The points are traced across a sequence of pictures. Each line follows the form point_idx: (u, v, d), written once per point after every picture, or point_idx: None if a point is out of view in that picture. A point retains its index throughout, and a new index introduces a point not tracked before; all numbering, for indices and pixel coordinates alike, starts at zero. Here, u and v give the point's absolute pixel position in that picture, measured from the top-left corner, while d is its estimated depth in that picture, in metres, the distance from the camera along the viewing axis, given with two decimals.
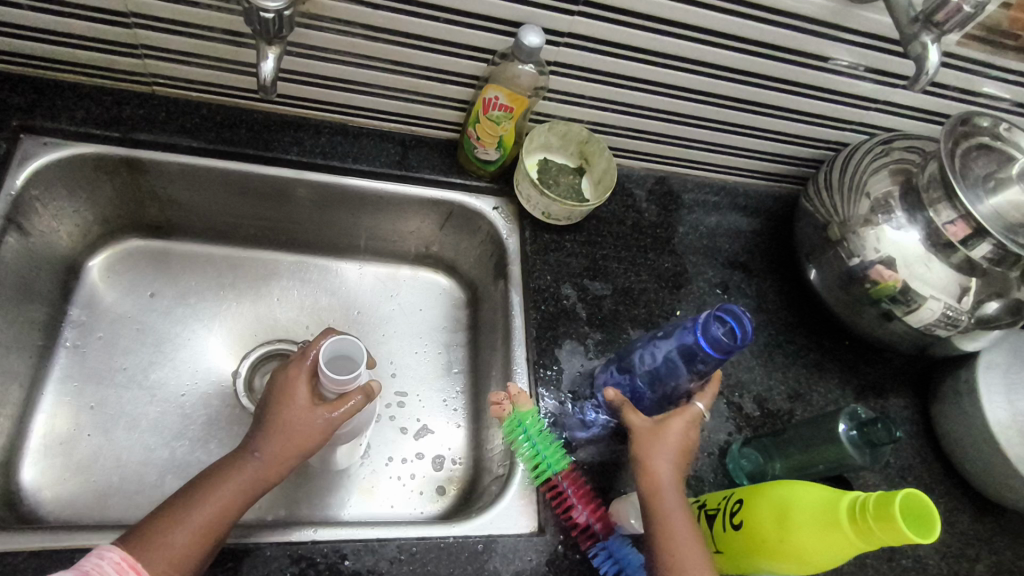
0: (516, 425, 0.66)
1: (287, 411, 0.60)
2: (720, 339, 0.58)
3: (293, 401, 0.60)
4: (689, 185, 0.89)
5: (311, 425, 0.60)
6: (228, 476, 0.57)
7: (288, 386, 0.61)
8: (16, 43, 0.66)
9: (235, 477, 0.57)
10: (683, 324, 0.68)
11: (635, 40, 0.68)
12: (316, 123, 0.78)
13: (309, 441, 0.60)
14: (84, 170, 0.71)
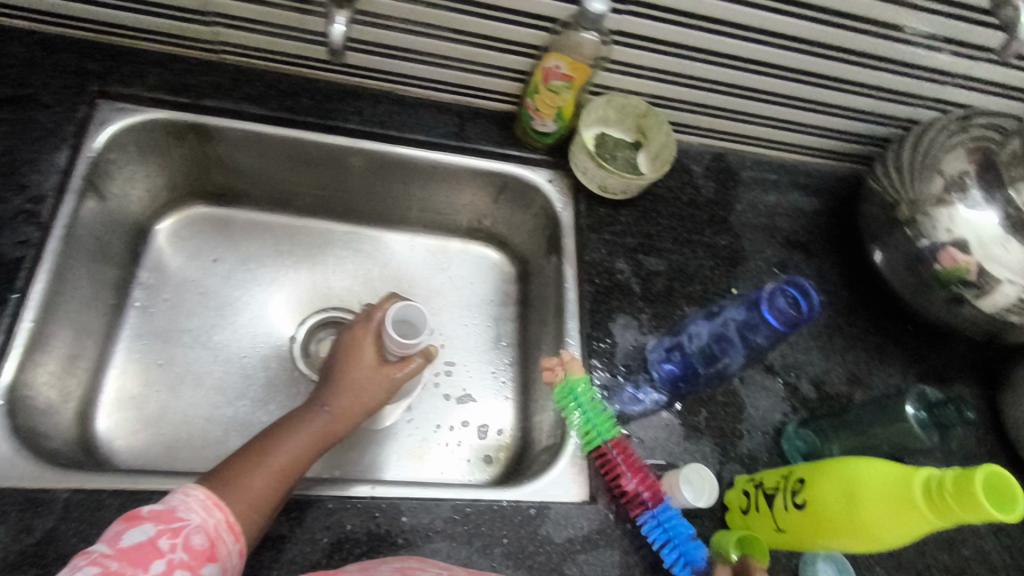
0: (569, 394, 0.66)
1: (357, 369, 0.64)
2: (786, 310, 0.59)
3: (361, 360, 0.65)
4: (748, 162, 0.86)
5: (378, 380, 0.64)
6: (301, 426, 0.59)
7: (356, 347, 0.66)
8: (95, 10, 0.68)
9: (307, 428, 0.59)
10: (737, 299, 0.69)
11: (702, 9, 0.66)
12: (376, 93, 0.78)
13: (375, 397, 0.64)
14: (155, 134, 0.73)
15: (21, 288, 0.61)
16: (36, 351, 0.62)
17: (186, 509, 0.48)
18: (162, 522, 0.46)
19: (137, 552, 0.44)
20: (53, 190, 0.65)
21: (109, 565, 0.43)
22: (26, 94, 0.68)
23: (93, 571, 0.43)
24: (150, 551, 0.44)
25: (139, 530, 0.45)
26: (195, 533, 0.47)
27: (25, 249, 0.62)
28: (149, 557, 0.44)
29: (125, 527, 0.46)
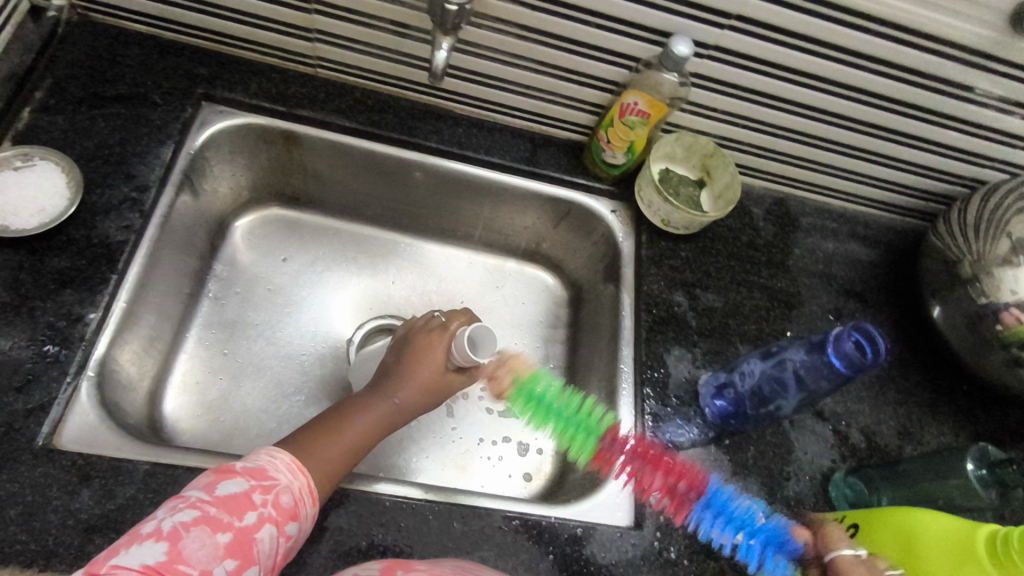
0: (524, 393, 0.69)
1: (422, 368, 0.66)
2: (852, 354, 0.60)
3: (428, 359, 0.66)
4: (808, 209, 0.88)
5: (441, 383, 0.66)
6: (363, 413, 0.61)
7: (424, 345, 0.67)
8: (209, 20, 0.74)
9: (369, 416, 0.61)
10: (798, 344, 0.70)
11: (781, 58, 0.68)
12: (455, 115, 0.82)
13: (433, 398, 0.66)
14: (249, 137, 0.78)
15: (121, 269, 0.65)
16: (125, 329, 0.66)
17: (274, 468, 0.50)
18: (254, 477, 0.48)
19: (233, 502, 0.46)
20: (156, 181, 0.69)
21: (208, 511, 0.45)
22: (140, 92, 0.73)
23: (193, 514, 0.45)
24: (244, 503, 0.46)
25: (234, 482, 0.47)
26: (283, 492, 0.49)
27: (128, 233, 0.66)
28: (244, 507, 0.46)
29: (220, 477, 0.48)
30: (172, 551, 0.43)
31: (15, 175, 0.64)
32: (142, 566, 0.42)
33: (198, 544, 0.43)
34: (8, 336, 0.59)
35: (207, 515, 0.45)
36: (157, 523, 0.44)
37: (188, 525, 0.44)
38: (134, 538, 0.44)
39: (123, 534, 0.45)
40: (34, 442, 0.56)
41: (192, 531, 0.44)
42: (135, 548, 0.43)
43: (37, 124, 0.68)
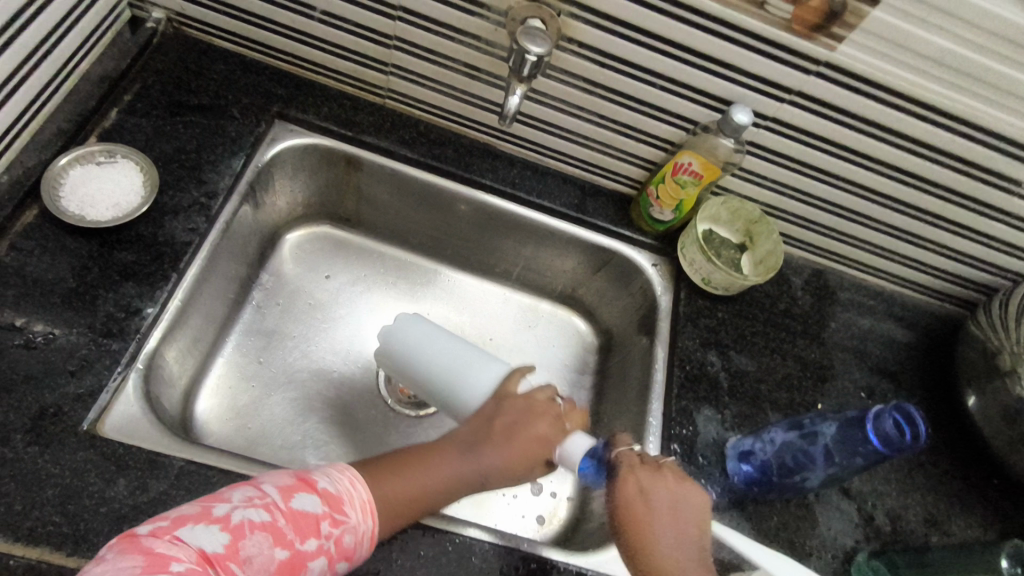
0: None
1: (519, 450, 0.62)
2: (891, 433, 0.61)
3: (529, 439, 0.62)
4: (847, 284, 0.88)
5: (530, 461, 0.63)
6: (441, 466, 0.60)
7: (530, 427, 0.62)
8: (293, 46, 0.78)
9: (446, 472, 0.60)
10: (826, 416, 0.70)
11: (836, 136, 0.70)
12: (511, 157, 0.85)
13: (518, 473, 0.63)
14: (313, 157, 0.81)
15: (182, 269, 0.68)
16: (176, 327, 0.69)
17: (349, 504, 0.53)
18: (328, 505, 0.51)
19: (301, 520, 0.49)
20: (224, 190, 0.73)
21: (278, 521, 0.48)
22: (220, 104, 0.77)
23: (262, 517, 0.48)
24: (312, 527, 0.49)
25: (309, 500, 0.51)
26: (347, 532, 0.51)
27: (193, 236, 0.69)
28: (308, 532, 0.49)
29: (299, 489, 0.51)
30: (231, 546, 0.46)
31: (97, 170, 0.68)
32: (202, 548, 0.45)
33: (256, 551, 0.47)
34: (71, 321, 0.62)
35: (275, 525, 0.48)
36: (230, 510, 0.48)
37: (254, 527, 0.48)
38: (205, 515, 0.48)
39: (200, 502, 0.49)
40: (78, 427, 0.58)
41: (255, 534, 0.47)
42: (203, 527, 0.47)
43: (122, 124, 0.73)
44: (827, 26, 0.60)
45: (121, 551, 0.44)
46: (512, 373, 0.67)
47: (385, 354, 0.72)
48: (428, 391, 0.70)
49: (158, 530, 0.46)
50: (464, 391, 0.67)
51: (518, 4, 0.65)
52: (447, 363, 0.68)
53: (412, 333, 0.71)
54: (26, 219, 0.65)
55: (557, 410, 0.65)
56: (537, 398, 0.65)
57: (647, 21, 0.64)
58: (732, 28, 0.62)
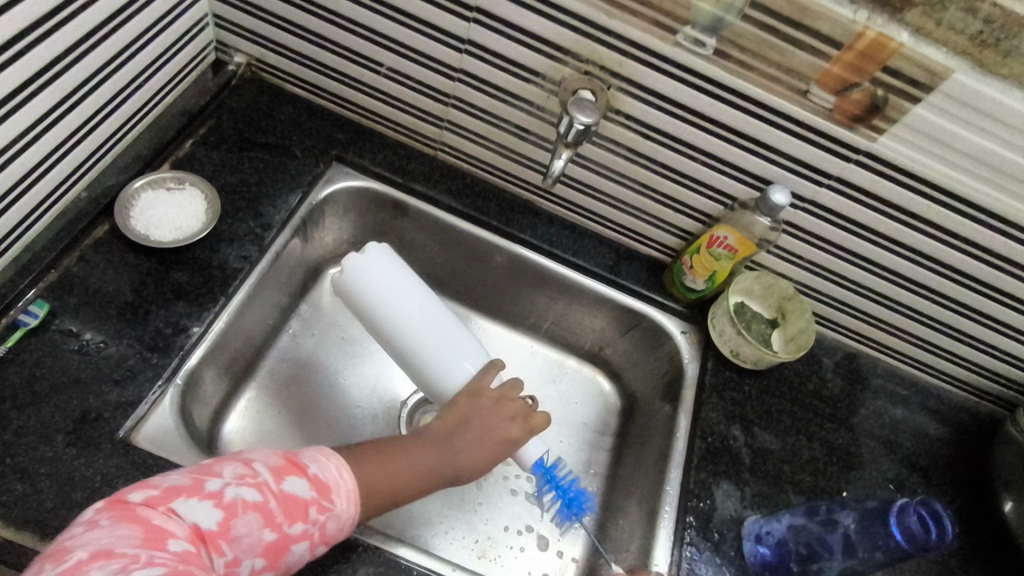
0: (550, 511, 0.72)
1: (488, 447, 0.63)
2: (915, 533, 0.61)
3: (488, 421, 0.64)
4: (879, 370, 0.87)
5: (494, 445, 0.64)
6: (410, 450, 0.60)
7: (502, 424, 0.64)
8: (358, 96, 0.84)
9: (416, 456, 0.60)
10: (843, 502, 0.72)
11: (874, 223, 0.71)
12: (551, 215, 0.88)
13: (487, 460, 0.64)
14: (364, 199, 0.85)
15: (230, 293, 0.72)
16: (217, 348, 0.72)
17: (337, 491, 0.53)
18: (318, 491, 0.52)
19: (290, 505, 0.51)
20: (278, 223, 0.77)
21: (268, 503, 0.50)
22: (284, 144, 0.83)
23: (254, 497, 0.50)
24: (298, 512, 0.51)
25: (299, 484, 0.52)
26: (332, 519, 0.53)
27: (244, 263, 0.74)
28: (296, 516, 0.51)
29: (289, 471, 0.52)
30: (224, 524, 0.48)
31: (166, 195, 0.73)
32: (196, 523, 0.47)
33: (246, 531, 0.49)
34: (123, 333, 0.66)
35: (265, 506, 0.50)
36: (222, 486, 0.50)
37: (246, 507, 0.49)
38: (199, 489, 0.49)
39: (194, 471, 0.51)
40: (116, 434, 0.61)
41: (247, 514, 0.49)
42: (197, 501, 0.48)
43: (194, 155, 0.78)
44: (868, 117, 0.62)
45: (116, 518, 0.46)
46: (489, 367, 0.68)
47: (352, 289, 0.70)
48: (393, 342, 0.70)
49: (153, 499, 0.48)
50: (439, 366, 0.68)
51: (571, 75, 0.69)
52: (428, 340, 0.69)
53: (385, 273, 0.70)
54: (97, 234, 0.70)
55: (527, 407, 0.67)
56: (508, 396, 0.67)
57: (693, 100, 0.67)
58: (775, 113, 0.65)
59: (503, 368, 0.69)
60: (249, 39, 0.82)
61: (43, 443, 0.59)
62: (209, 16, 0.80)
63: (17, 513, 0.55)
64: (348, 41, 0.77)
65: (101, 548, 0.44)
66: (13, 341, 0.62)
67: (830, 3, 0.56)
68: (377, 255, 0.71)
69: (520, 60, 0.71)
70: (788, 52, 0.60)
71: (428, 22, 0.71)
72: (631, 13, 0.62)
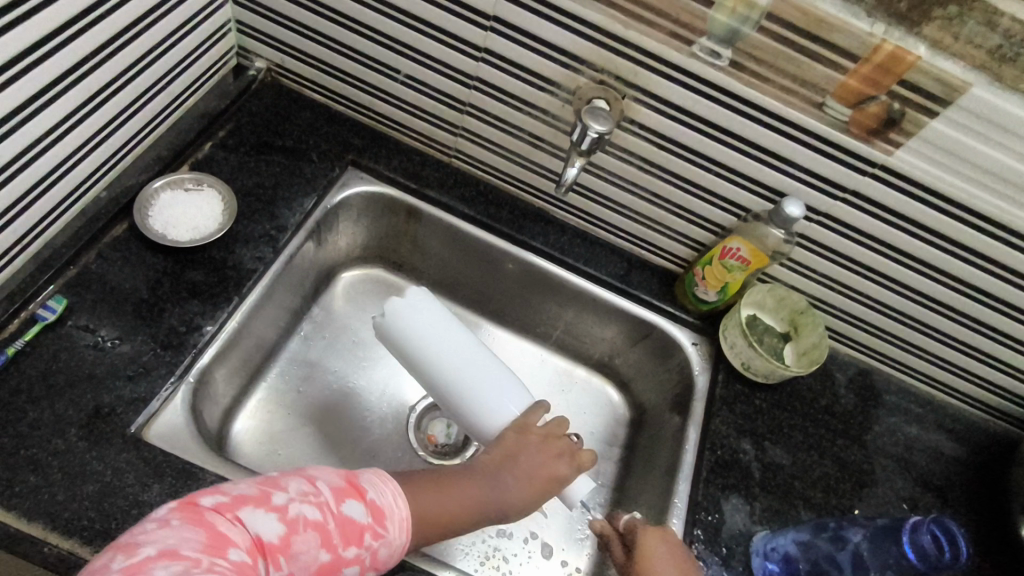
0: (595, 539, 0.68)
1: (532, 486, 0.60)
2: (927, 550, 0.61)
3: (538, 463, 0.61)
4: (893, 388, 0.86)
5: (540, 484, 0.61)
6: (455, 485, 0.58)
7: (550, 463, 0.61)
8: (375, 103, 0.85)
9: (461, 492, 0.58)
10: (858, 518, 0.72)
11: (889, 237, 0.70)
12: (564, 223, 0.88)
13: (534, 501, 0.61)
14: (378, 204, 0.86)
15: (244, 293, 0.72)
16: (229, 348, 0.72)
17: (391, 518, 0.52)
18: (374, 517, 0.51)
19: (347, 528, 0.49)
20: (293, 226, 0.78)
21: (328, 523, 0.49)
22: (301, 148, 0.84)
23: (315, 515, 0.49)
24: (356, 536, 0.49)
25: (358, 507, 0.50)
26: (384, 546, 0.51)
27: (258, 264, 0.74)
28: (352, 540, 0.49)
29: (350, 493, 0.51)
30: (285, 538, 0.47)
31: (185, 195, 0.74)
32: (257, 534, 0.46)
33: (303, 548, 0.47)
34: (138, 330, 0.67)
35: (325, 526, 0.48)
36: (288, 501, 0.49)
37: (307, 524, 0.48)
38: (265, 501, 0.48)
39: (260, 483, 0.50)
40: (128, 429, 0.61)
41: (307, 531, 0.48)
42: (262, 512, 0.48)
43: (213, 157, 0.80)
44: (885, 131, 0.62)
45: (184, 520, 0.45)
46: (533, 410, 0.65)
47: (394, 332, 0.69)
48: (444, 392, 0.68)
49: (222, 505, 0.47)
50: (484, 412, 0.66)
51: (586, 84, 0.70)
52: (476, 381, 0.66)
53: (426, 318, 0.69)
54: (116, 232, 0.71)
55: (574, 448, 0.64)
56: (555, 433, 0.64)
57: (708, 111, 0.67)
58: (791, 126, 0.65)
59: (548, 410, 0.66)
60: (270, 45, 0.83)
61: (56, 436, 0.59)
62: (232, 22, 0.81)
63: (29, 504, 0.56)
64: (366, 47, 0.78)
65: (166, 547, 0.43)
66: (30, 335, 0.63)
67: (847, 16, 0.56)
68: (416, 300, 0.70)
69: (535, 69, 0.71)
70: (804, 64, 0.60)
71: (445, 30, 0.72)
72: (646, 24, 0.62)
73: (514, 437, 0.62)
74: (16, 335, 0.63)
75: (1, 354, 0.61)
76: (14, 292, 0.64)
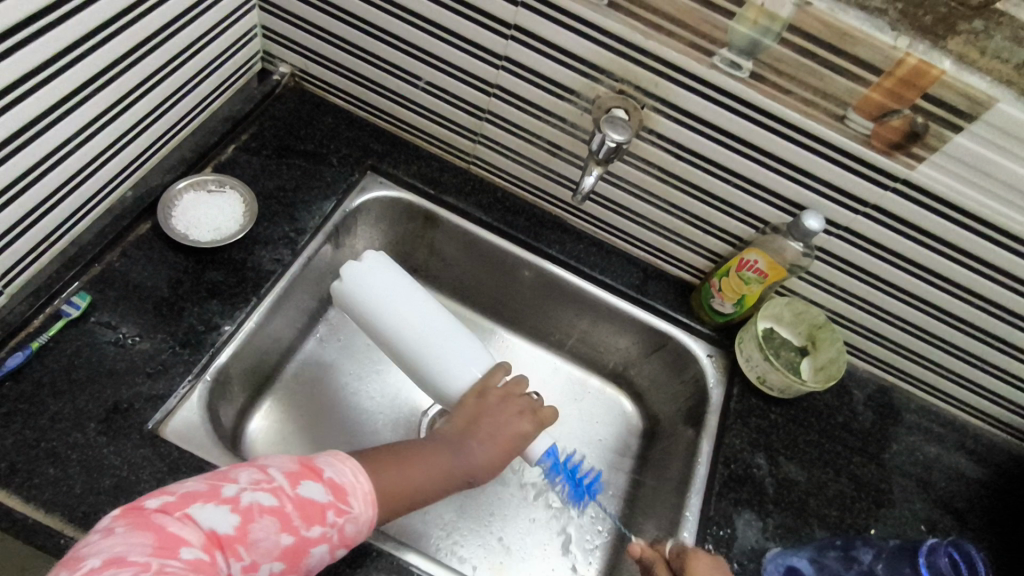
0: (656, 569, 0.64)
1: (499, 449, 0.63)
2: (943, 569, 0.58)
3: (501, 423, 0.63)
4: (913, 405, 0.84)
5: (507, 443, 0.63)
6: (422, 453, 0.59)
7: (510, 420, 0.64)
8: (395, 109, 0.85)
9: (430, 461, 0.59)
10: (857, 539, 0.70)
11: (911, 252, 0.69)
12: (579, 231, 0.88)
13: (504, 461, 0.64)
14: (396, 209, 0.87)
15: (262, 294, 0.73)
16: (247, 348, 0.74)
17: (354, 494, 0.52)
18: (334, 495, 0.51)
19: (307, 509, 0.49)
20: (312, 228, 0.79)
21: (285, 507, 0.49)
22: (322, 152, 0.85)
23: (270, 502, 0.49)
24: (318, 515, 0.50)
25: (316, 488, 0.51)
26: (350, 521, 0.52)
27: (277, 266, 0.75)
28: (314, 519, 0.49)
29: (305, 476, 0.51)
30: (241, 529, 0.47)
31: (207, 196, 0.76)
32: (211, 529, 0.46)
33: (263, 535, 0.47)
34: (158, 329, 0.68)
35: (282, 511, 0.49)
36: (238, 492, 0.49)
37: (263, 511, 0.48)
38: (214, 495, 0.48)
39: (208, 479, 0.50)
40: (145, 425, 0.62)
41: (263, 518, 0.48)
42: (212, 506, 0.47)
43: (235, 159, 0.81)
44: (908, 145, 0.61)
45: (131, 526, 0.45)
46: (494, 369, 0.67)
47: (350, 298, 0.69)
48: (397, 350, 0.68)
49: (168, 506, 0.47)
50: (445, 373, 0.67)
51: (605, 94, 0.70)
52: (429, 343, 0.67)
53: (383, 278, 0.69)
54: (139, 232, 0.73)
55: (535, 405, 0.67)
56: (514, 392, 0.66)
57: (727, 121, 0.66)
58: (812, 139, 0.64)
59: (509, 371, 0.68)
60: (294, 50, 0.85)
61: (75, 429, 0.61)
62: (258, 28, 0.83)
63: (48, 495, 0.57)
64: (388, 54, 0.79)
65: (114, 555, 0.43)
66: (55, 331, 0.65)
67: (870, 29, 0.56)
68: (373, 260, 0.70)
69: (555, 77, 0.71)
70: (826, 77, 0.59)
71: (465, 37, 0.72)
72: (666, 34, 0.62)
73: (473, 403, 0.64)
74: (41, 330, 0.65)
75: (26, 348, 0.63)
76: (41, 287, 0.66)
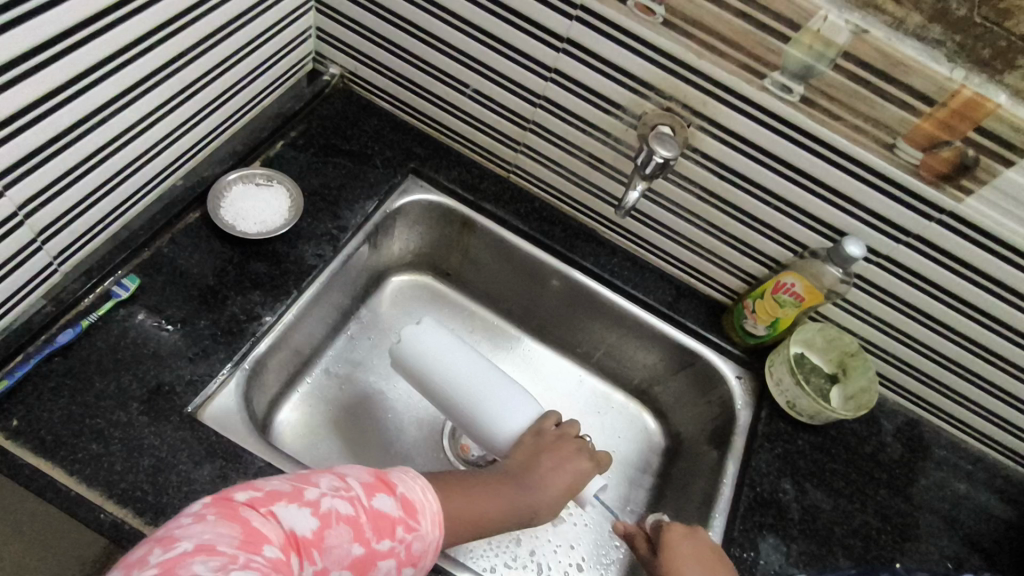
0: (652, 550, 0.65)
1: (561, 486, 0.63)
2: None
3: (563, 462, 0.64)
4: (943, 441, 0.83)
5: (565, 483, 0.64)
6: (494, 492, 0.60)
7: (571, 459, 0.65)
8: (440, 114, 0.87)
9: (497, 498, 0.60)
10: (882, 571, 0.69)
11: (952, 285, 0.69)
12: (614, 245, 0.89)
13: (563, 498, 0.64)
14: (434, 212, 0.88)
15: (303, 288, 0.75)
16: (284, 340, 0.75)
17: (423, 513, 0.52)
18: (405, 511, 0.51)
19: (380, 521, 0.49)
20: (353, 227, 0.81)
21: (360, 517, 0.49)
22: (367, 153, 0.87)
23: (347, 509, 0.49)
24: (388, 528, 0.49)
25: (388, 502, 0.50)
26: (418, 540, 0.51)
27: (319, 261, 0.77)
28: (385, 533, 0.49)
29: (381, 488, 0.51)
30: (318, 533, 0.47)
31: (255, 189, 0.78)
32: (291, 529, 0.47)
33: (337, 542, 0.47)
34: (200, 316, 0.70)
35: (356, 520, 0.49)
36: (319, 496, 0.49)
37: (340, 518, 0.48)
38: (298, 496, 0.49)
39: (293, 479, 0.50)
40: (185, 408, 0.64)
41: (340, 526, 0.48)
42: (295, 507, 0.48)
43: (283, 155, 0.83)
44: (957, 177, 0.61)
45: (221, 515, 0.45)
46: (543, 416, 0.69)
47: (407, 358, 0.72)
48: (451, 401, 0.70)
49: (255, 501, 0.47)
50: (493, 422, 0.68)
51: (652, 110, 0.71)
52: (476, 392, 0.69)
53: (435, 338, 0.73)
54: (188, 220, 0.75)
55: (589, 447, 0.68)
56: (570, 433, 0.67)
57: (773, 144, 0.67)
58: (857, 164, 0.64)
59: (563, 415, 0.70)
60: (345, 52, 0.87)
61: (118, 408, 0.62)
62: (312, 29, 0.85)
63: (90, 471, 0.59)
64: (437, 60, 0.80)
65: (204, 542, 0.43)
66: (104, 311, 0.66)
67: (926, 60, 0.56)
68: (428, 325, 0.74)
69: (602, 91, 0.72)
70: (877, 104, 0.60)
71: (515, 47, 0.73)
72: (718, 54, 0.63)
73: (532, 440, 0.65)
74: (90, 309, 0.67)
75: (76, 326, 0.65)
76: (93, 268, 0.68)
